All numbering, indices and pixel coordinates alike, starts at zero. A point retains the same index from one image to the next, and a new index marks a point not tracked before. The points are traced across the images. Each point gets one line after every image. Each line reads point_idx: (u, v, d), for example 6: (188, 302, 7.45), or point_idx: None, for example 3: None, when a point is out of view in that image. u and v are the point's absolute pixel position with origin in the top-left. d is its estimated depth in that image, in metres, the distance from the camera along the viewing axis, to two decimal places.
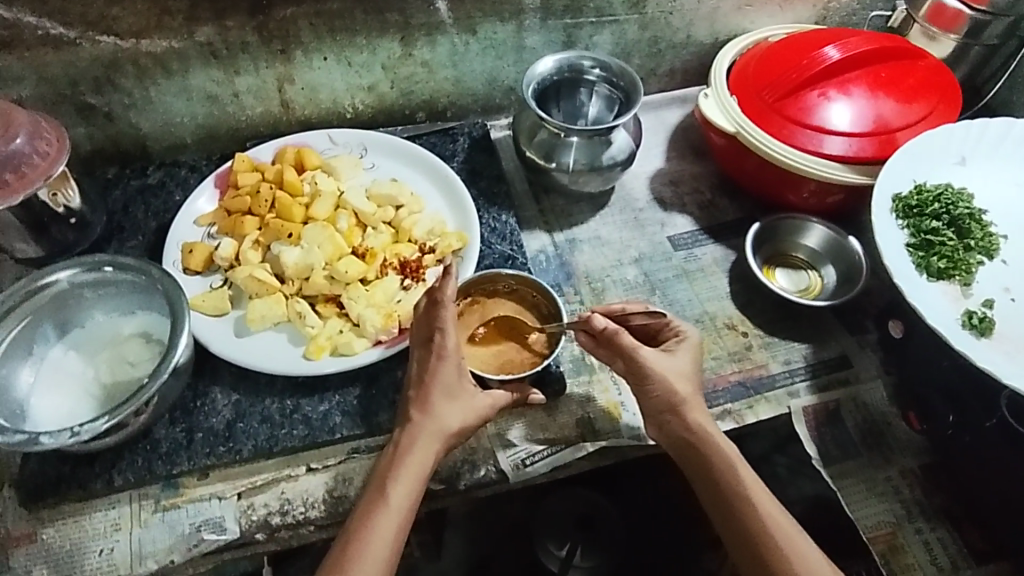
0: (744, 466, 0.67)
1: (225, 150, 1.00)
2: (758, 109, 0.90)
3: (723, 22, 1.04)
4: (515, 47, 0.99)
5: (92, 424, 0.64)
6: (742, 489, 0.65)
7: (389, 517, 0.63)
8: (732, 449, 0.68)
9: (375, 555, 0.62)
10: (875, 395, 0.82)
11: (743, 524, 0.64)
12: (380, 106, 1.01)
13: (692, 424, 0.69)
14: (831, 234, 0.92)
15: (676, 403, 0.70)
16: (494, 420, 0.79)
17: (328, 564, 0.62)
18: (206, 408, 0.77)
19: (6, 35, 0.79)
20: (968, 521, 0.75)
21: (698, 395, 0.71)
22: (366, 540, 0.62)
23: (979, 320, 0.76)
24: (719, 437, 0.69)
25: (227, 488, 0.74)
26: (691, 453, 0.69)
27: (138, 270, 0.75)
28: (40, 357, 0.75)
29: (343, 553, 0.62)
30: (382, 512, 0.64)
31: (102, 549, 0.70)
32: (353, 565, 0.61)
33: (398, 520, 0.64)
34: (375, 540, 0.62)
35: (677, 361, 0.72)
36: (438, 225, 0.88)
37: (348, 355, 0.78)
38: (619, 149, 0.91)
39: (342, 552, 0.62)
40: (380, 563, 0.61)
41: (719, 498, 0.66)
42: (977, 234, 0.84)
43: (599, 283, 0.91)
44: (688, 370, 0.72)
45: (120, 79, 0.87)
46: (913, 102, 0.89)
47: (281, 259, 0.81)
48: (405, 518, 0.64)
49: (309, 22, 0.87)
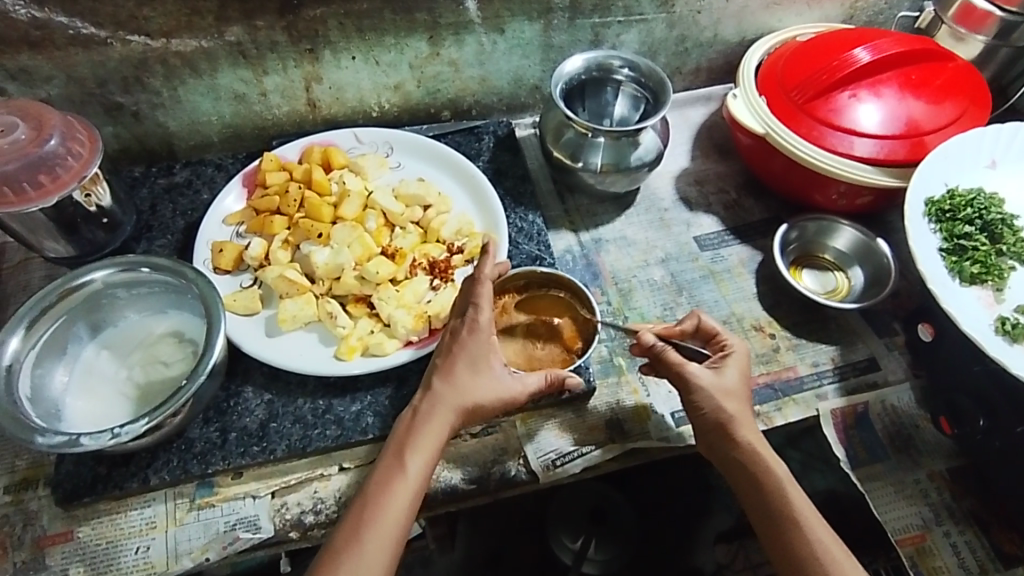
0: (791, 486, 0.66)
1: (250, 148, 1.00)
2: (787, 110, 0.89)
3: (750, 21, 1.03)
4: (542, 46, 0.98)
5: (132, 426, 0.65)
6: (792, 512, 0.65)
7: (404, 486, 0.64)
8: (784, 471, 0.68)
9: (389, 523, 0.62)
10: (902, 397, 0.83)
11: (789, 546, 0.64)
12: (405, 105, 1.01)
13: (742, 443, 0.69)
14: (859, 235, 0.92)
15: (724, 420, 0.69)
16: (524, 421, 0.80)
17: (341, 527, 0.63)
18: (239, 408, 0.77)
19: (37, 36, 0.79)
20: (997, 525, 0.75)
21: (746, 411, 0.71)
22: (380, 509, 0.62)
23: (1012, 326, 0.76)
24: (765, 452, 0.68)
25: (261, 487, 0.74)
26: (740, 469, 0.68)
27: (173, 272, 0.75)
28: (73, 357, 0.76)
29: (357, 520, 0.62)
30: (399, 482, 0.64)
31: (138, 547, 0.71)
32: (366, 532, 0.61)
33: (412, 491, 0.64)
34: (389, 509, 0.62)
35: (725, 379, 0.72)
36: (465, 225, 0.89)
37: (380, 355, 0.78)
38: (646, 151, 0.91)
39: (356, 517, 0.62)
40: (392, 534, 0.62)
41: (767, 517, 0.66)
42: (1010, 239, 0.84)
43: (626, 284, 0.91)
44: (736, 387, 0.72)
45: (148, 79, 0.87)
46: (944, 103, 0.88)
47: (312, 260, 0.81)
48: (419, 488, 0.64)
49: (338, 22, 0.87)
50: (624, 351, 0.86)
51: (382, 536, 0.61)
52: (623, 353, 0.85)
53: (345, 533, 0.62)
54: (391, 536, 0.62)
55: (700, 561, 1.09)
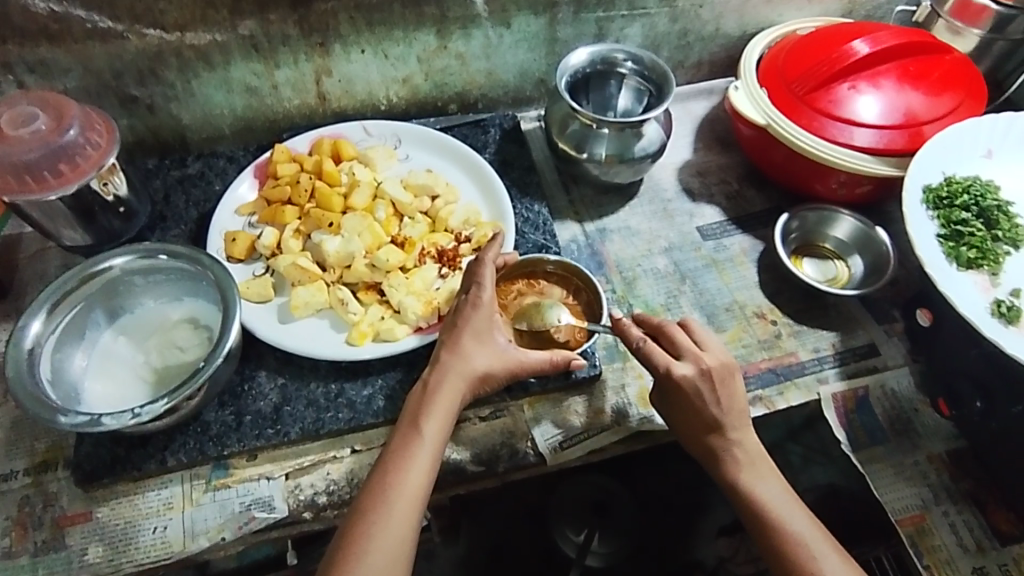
0: (769, 482, 0.69)
1: (261, 141, 1.02)
2: (788, 102, 0.91)
3: (751, 15, 1.05)
4: (547, 40, 1.00)
5: (152, 406, 0.66)
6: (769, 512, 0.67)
7: (424, 449, 0.66)
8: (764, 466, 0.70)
9: (412, 486, 0.64)
10: (902, 382, 0.85)
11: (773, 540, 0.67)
12: (413, 98, 1.03)
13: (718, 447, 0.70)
14: (859, 225, 0.94)
15: (713, 444, 0.71)
16: (531, 405, 0.81)
17: (366, 493, 0.65)
18: (253, 392, 0.79)
19: (56, 29, 0.81)
20: (995, 505, 0.77)
21: (736, 428, 0.71)
22: (404, 472, 0.65)
23: (1007, 309, 0.79)
24: (758, 462, 0.70)
25: (275, 468, 0.76)
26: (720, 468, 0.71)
27: (189, 259, 0.77)
28: (91, 342, 0.77)
29: (382, 483, 0.64)
30: (419, 447, 0.66)
31: (155, 527, 0.72)
32: (393, 492, 0.64)
33: (430, 455, 0.66)
34: (412, 473, 0.65)
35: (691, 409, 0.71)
36: (473, 215, 0.90)
37: (390, 341, 0.80)
38: (649, 142, 0.92)
39: (380, 480, 0.64)
40: (416, 497, 0.64)
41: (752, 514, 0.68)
42: (1005, 225, 0.86)
43: (630, 273, 0.93)
44: (712, 415, 0.70)
45: (163, 72, 0.88)
46: (942, 95, 0.90)
47: (323, 248, 0.83)
48: (438, 450, 0.67)
49: (349, 15, 0.89)
50: None
51: (409, 497, 0.64)
52: None
53: (371, 495, 0.64)
54: (416, 497, 0.64)
55: (702, 554, 1.10)
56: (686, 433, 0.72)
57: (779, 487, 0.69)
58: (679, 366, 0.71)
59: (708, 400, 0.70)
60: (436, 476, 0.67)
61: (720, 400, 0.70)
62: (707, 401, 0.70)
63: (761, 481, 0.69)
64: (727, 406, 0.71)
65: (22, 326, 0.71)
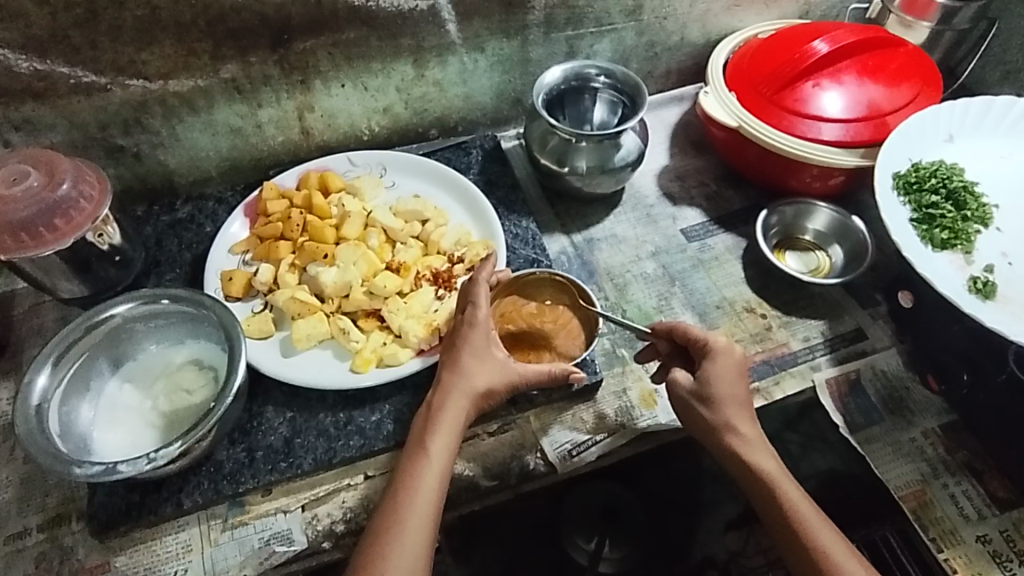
0: (765, 455, 0.71)
1: (248, 180, 1.03)
2: (757, 103, 0.95)
3: (713, 23, 1.09)
4: (521, 61, 1.03)
5: (166, 449, 0.66)
6: (764, 477, 0.70)
7: (432, 468, 0.68)
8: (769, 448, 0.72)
9: (425, 505, 0.66)
10: (891, 362, 0.88)
11: (768, 494, 0.69)
12: (395, 126, 1.05)
13: (724, 424, 0.72)
14: (835, 214, 0.98)
15: (719, 424, 0.72)
16: (537, 417, 0.83)
17: (378, 516, 0.66)
18: (263, 427, 0.80)
19: (41, 87, 0.82)
20: (990, 473, 0.80)
21: (738, 408, 0.72)
22: (415, 490, 0.66)
23: (983, 284, 0.83)
24: (756, 439, 0.72)
25: (291, 501, 0.77)
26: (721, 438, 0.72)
27: (192, 301, 0.78)
28: (97, 393, 0.78)
29: (393, 505, 0.66)
30: (426, 465, 0.68)
31: (176, 571, 0.72)
32: (405, 511, 0.65)
33: (439, 471, 0.68)
34: (422, 490, 0.66)
35: (704, 380, 0.72)
36: (464, 236, 0.92)
37: (394, 365, 0.81)
38: (628, 151, 0.95)
39: (392, 501, 0.66)
40: (428, 513, 0.66)
41: (750, 475, 0.71)
42: (973, 206, 0.90)
43: (621, 279, 0.95)
44: (725, 389, 0.72)
45: (148, 120, 0.90)
46: (901, 86, 0.94)
47: (320, 280, 0.84)
48: (447, 467, 0.68)
49: (328, 52, 0.92)
50: (625, 343, 0.90)
51: (422, 515, 0.65)
52: (625, 345, 0.89)
53: (384, 517, 0.65)
54: (428, 512, 0.65)
55: (712, 551, 1.11)
56: (690, 417, 0.74)
57: (770, 460, 0.71)
58: (714, 346, 0.73)
59: (720, 377, 0.72)
60: (446, 494, 0.68)
61: (733, 384, 0.72)
62: (718, 379, 0.72)
63: (753, 449, 0.71)
64: (739, 389, 0.73)
65: (28, 381, 0.71)
